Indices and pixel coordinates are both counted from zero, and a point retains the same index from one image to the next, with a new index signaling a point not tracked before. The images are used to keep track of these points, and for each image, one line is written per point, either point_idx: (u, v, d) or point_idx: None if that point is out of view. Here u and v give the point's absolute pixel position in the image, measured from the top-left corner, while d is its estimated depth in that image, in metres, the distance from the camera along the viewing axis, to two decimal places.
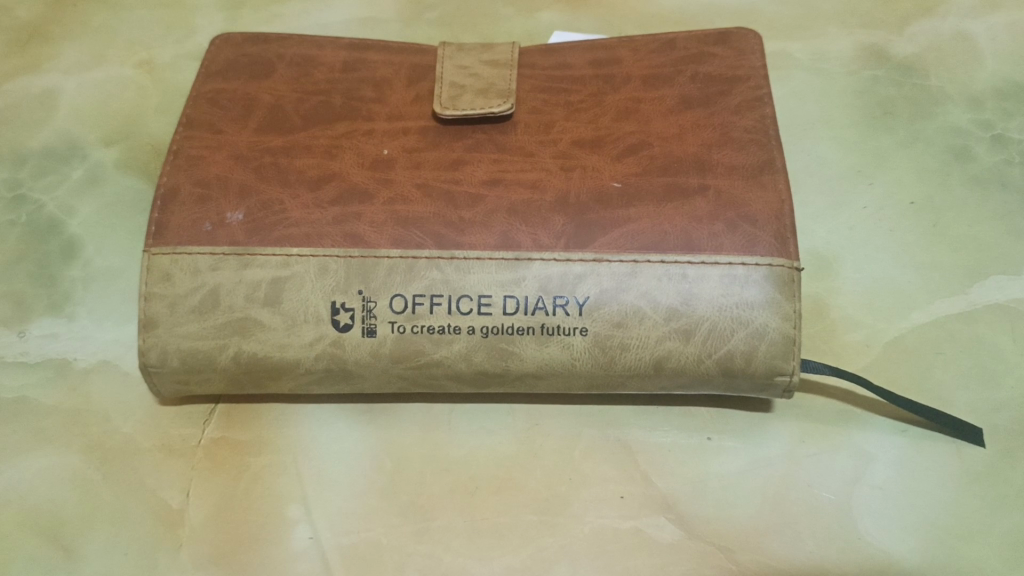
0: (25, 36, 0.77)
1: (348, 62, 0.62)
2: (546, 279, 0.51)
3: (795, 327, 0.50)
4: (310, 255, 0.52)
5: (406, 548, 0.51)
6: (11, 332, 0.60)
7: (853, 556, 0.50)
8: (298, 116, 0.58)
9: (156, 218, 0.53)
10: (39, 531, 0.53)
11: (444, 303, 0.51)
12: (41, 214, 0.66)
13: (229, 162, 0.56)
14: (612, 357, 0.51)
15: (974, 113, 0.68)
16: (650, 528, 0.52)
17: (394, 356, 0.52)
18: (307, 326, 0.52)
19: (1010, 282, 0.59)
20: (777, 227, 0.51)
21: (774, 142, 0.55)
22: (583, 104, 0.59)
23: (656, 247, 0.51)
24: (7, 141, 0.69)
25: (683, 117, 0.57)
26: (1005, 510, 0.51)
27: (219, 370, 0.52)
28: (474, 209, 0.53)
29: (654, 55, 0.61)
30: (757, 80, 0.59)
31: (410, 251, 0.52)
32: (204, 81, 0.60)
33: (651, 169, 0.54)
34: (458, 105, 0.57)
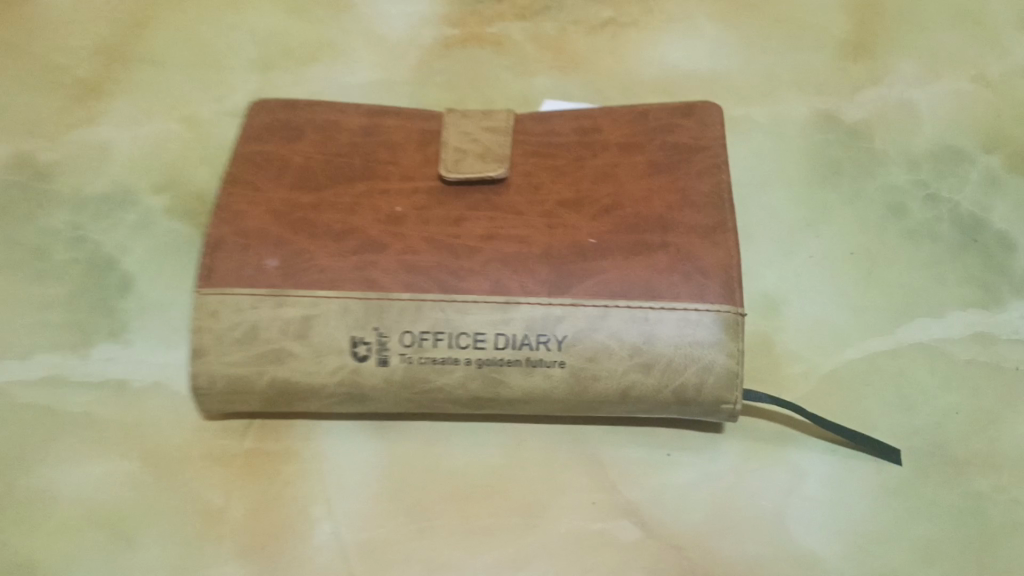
0: (81, 91, 0.86)
1: (367, 127, 0.73)
2: (531, 320, 0.61)
3: (738, 363, 0.60)
4: (334, 296, 0.62)
5: (412, 543, 0.62)
6: (77, 355, 0.71)
7: (785, 556, 0.60)
8: (324, 176, 0.69)
9: (206, 264, 0.64)
10: (105, 527, 0.63)
11: (445, 338, 0.61)
12: (100, 254, 0.76)
13: (266, 216, 0.66)
14: (585, 386, 0.61)
15: (911, 173, 0.78)
16: (617, 529, 0.62)
17: (403, 382, 0.62)
18: (331, 356, 0.62)
19: (932, 323, 0.69)
20: (725, 278, 0.62)
21: (727, 204, 0.66)
22: (567, 168, 0.69)
23: (624, 294, 0.61)
24: (68, 187, 0.79)
25: (651, 181, 0.67)
26: (915, 519, 0.61)
27: (258, 392, 0.63)
28: (472, 260, 0.63)
29: (629, 124, 0.72)
30: (715, 150, 0.69)
31: (418, 295, 0.62)
32: (244, 143, 0.70)
33: (621, 227, 0.64)
34: (461, 169, 0.67)
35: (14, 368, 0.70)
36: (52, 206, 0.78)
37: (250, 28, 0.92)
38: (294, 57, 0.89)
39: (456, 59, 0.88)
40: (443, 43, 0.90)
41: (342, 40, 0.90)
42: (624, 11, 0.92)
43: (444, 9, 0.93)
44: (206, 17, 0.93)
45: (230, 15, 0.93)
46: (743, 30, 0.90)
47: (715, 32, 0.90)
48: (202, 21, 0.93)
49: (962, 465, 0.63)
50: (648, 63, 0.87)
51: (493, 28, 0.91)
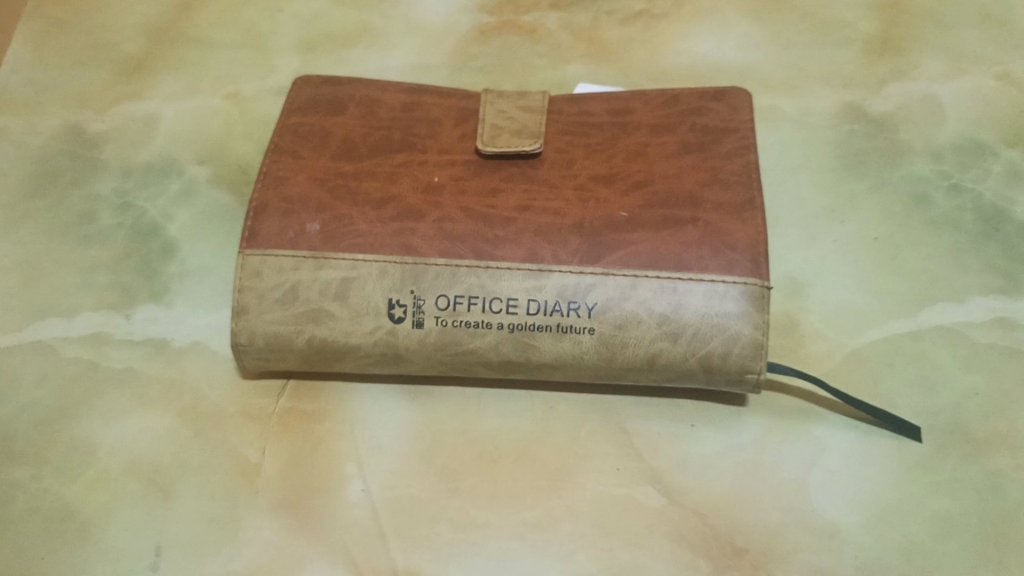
0: (129, 67, 0.90)
1: (406, 104, 0.75)
2: (563, 287, 0.63)
3: (763, 334, 0.62)
4: (373, 260, 0.64)
5: (441, 501, 0.63)
6: (120, 315, 0.73)
7: (804, 525, 0.62)
8: (365, 147, 0.71)
9: (250, 226, 0.66)
10: (143, 476, 0.65)
11: (479, 303, 0.63)
12: (145, 219, 0.79)
13: (308, 183, 0.68)
14: (613, 353, 0.63)
15: (935, 165, 0.80)
16: (640, 495, 0.64)
17: (437, 344, 0.64)
18: (367, 317, 0.64)
19: (954, 307, 0.71)
20: (753, 253, 0.63)
21: (756, 184, 0.67)
22: (600, 146, 0.71)
23: (653, 265, 0.63)
24: (116, 157, 0.83)
25: (682, 161, 0.69)
26: (934, 494, 0.63)
27: (296, 350, 0.65)
28: (507, 229, 0.65)
29: (661, 107, 0.74)
30: (745, 132, 0.71)
31: (453, 260, 0.64)
32: (288, 115, 0.73)
33: (652, 202, 0.66)
34: (497, 144, 0.69)
35: (60, 326, 0.72)
36: (101, 175, 0.82)
37: (293, 11, 0.95)
38: (335, 41, 0.92)
39: (492, 46, 0.91)
40: (479, 30, 0.92)
41: (382, 26, 0.93)
42: (656, 4, 0.95)
43: None
44: (250, 0, 0.96)
45: None
46: (772, 25, 0.92)
47: (745, 26, 0.92)
48: (246, 4, 0.96)
49: (981, 443, 0.65)
50: (678, 54, 0.90)
51: (528, 17, 0.94)
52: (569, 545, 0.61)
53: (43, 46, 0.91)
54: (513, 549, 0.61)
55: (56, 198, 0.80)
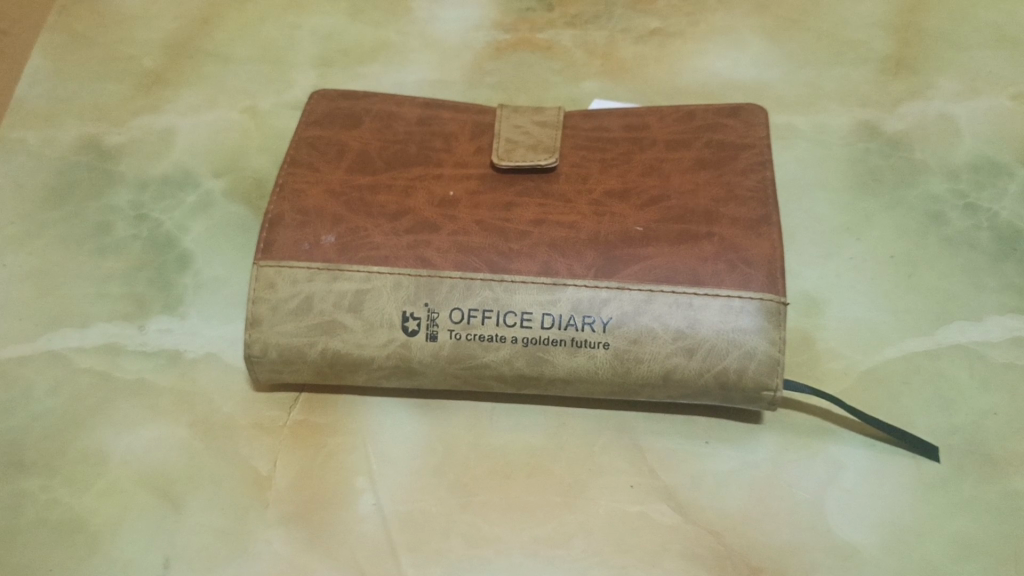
0: (146, 80, 0.90)
1: (422, 118, 0.75)
2: (578, 301, 0.63)
3: (780, 351, 0.62)
4: (388, 272, 0.64)
5: (452, 516, 0.63)
6: (134, 326, 0.73)
7: (821, 544, 0.61)
8: (380, 161, 0.71)
9: (265, 237, 0.66)
10: (154, 487, 0.65)
11: (493, 316, 0.63)
12: (160, 231, 0.79)
13: (324, 195, 0.68)
14: (628, 367, 0.63)
15: (951, 184, 0.79)
16: (654, 512, 0.63)
17: (450, 357, 0.64)
18: (381, 330, 0.64)
19: (971, 326, 0.70)
20: (769, 268, 0.63)
21: (771, 200, 0.67)
22: (615, 162, 0.71)
23: (669, 280, 0.63)
24: (133, 169, 0.83)
25: (698, 176, 0.69)
26: (952, 515, 0.62)
27: (309, 362, 0.65)
28: (521, 242, 0.65)
29: (676, 123, 0.74)
30: (761, 148, 0.71)
31: (468, 273, 0.64)
32: (305, 129, 0.73)
33: (668, 217, 0.66)
34: (513, 157, 0.69)
35: (73, 336, 0.72)
36: (117, 187, 0.82)
37: (310, 27, 0.96)
38: (352, 56, 0.93)
39: (507, 63, 0.91)
40: (495, 47, 0.93)
41: (398, 43, 0.94)
42: (671, 22, 0.95)
43: (496, 15, 0.96)
44: (268, 16, 0.97)
45: (290, 13, 0.97)
46: (787, 45, 0.92)
47: (760, 44, 0.92)
48: (264, 19, 0.97)
49: (1000, 463, 0.64)
50: (693, 72, 0.90)
51: (543, 34, 0.94)
52: (581, 562, 0.61)
53: (62, 60, 0.92)
54: (525, 564, 0.60)
55: (72, 209, 0.80)
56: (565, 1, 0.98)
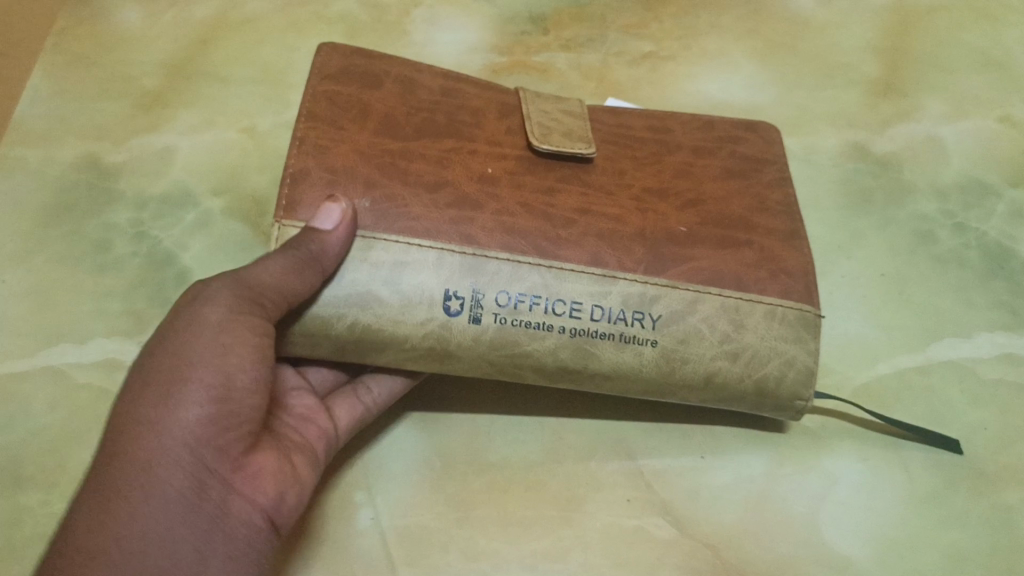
0: (146, 100, 0.91)
1: (447, 90, 0.69)
2: (628, 296, 0.60)
3: (817, 365, 0.63)
4: (429, 247, 0.58)
5: (450, 531, 0.63)
6: (132, 342, 0.73)
7: (816, 557, 0.62)
8: (410, 126, 0.64)
9: (287, 195, 0.58)
10: None
11: (542, 303, 0.59)
12: (159, 248, 0.80)
13: (352, 155, 0.60)
14: (673, 368, 0.61)
15: (939, 204, 0.81)
16: (650, 526, 0.63)
17: (492, 342, 0.60)
18: (420, 307, 0.58)
19: (961, 342, 0.72)
20: (808, 281, 0.64)
21: (800, 217, 0.69)
22: (647, 159, 0.70)
23: (716, 282, 0.62)
24: (133, 187, 0.84)
25: (729, 184, 0.69)
26: (946, 526, 0.63)
27: (334, 338, 0.58)
28: (569, 229, 0.61)
29: (699, 131, 0.74)
30: (783, 164, 0.73)
31: (515, 256, 0.59)
32: (321, 82, 0.65)
33: (709, 220, 0.65)
34: (550, 142, 0.65)
35: (72, 352, 0.73)
36: (117, 205, 0.83)
37: (309, 50, 0.97)
38: None
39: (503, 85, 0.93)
40: (491, 69, 0.94)
41: None
42: (664, 45, 0.97)
43: (492, 38, 0.98)
44: (267, 36, 0.98)
45: (289, 35, 0.98)
46: (778, 68, 0.94)
47: (751, 68, 0.94)
48: (263, 40, 0.98)
49: (992, 477, 0.65)
50: (685, 95, 0.92)
51: (539, 57, 0.96)
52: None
53: (62, 79, 0.93)
54: None
55: (72, 226, 0.81)
56: (559, 25, 0.99)
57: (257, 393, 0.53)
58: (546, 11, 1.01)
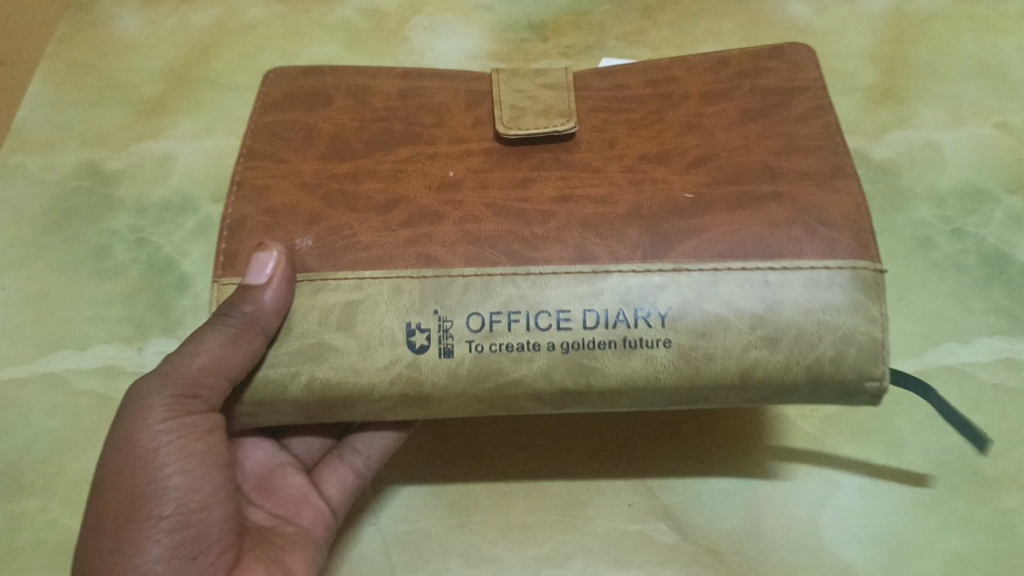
0: (146, 108, 0.91)
1: (402, 92, 0.67)
2: (625, 292, 0.54)
3: (882, 331, 0.53)
4: (383, 276, 0.55)
5: (451, 537, 0.63)
6: (132, 348, 0.73)
7: (817, 563, 0.62)
8: (360, 145, 0.63)
9: (225, 249, 0.57)
10: None
11: (521, 318, 0.54)
12: (159, 254, 0.80)
13: (295, 190, 0.59)
14: (696, 367, 0.54)
15: (937, 210, 0.81)
16: (652, 531, 0.63)
17: (472, 375, 0.54)
18: (381, 349, 0.54)
19: (961, 347, 0.72)
20: (855, 231, 0.55)
21: (840, 148, 0.60)
22: (643, 122, 0.64)
23: (735, 254, 0.54)
24: (133, 194, 0.84)
25: (748, 129, 0.61)
26: (947, 532, 0.63)
27: (291, 398, 0.54)
28: (545, 225, 0.56)
29: (710, 73, 0.67)
30: (816, 91, 0.63)
31: (485, 269, 0.55)
32: (263, 114, 0.64)
33: (721, 180, 0.58)
34: (521, 126, 0.62)
35: (73, 358, 0.73)
36: (117, 211, 0.83)
37: (308, 56, 0.97)
38: None
39: None
40: None
41: None
42: (662, 53, 0.97)
43: (492, 46, 0.98)
44: (267, 43, 0.98)
45: (289, 42, 0.98)
46: None
47: None
48: (263, 47, 0.98)
49: (993, 482, 0.65)
50: None
51: (538, 65, 0.96)
52: None
53: (62, 87, 0.93)
54: None
55: (73, 233, 0.81)
56: (559, 33, 1.00)
57: (214, 505, 0.54)
58: (545, 19, 1.01)
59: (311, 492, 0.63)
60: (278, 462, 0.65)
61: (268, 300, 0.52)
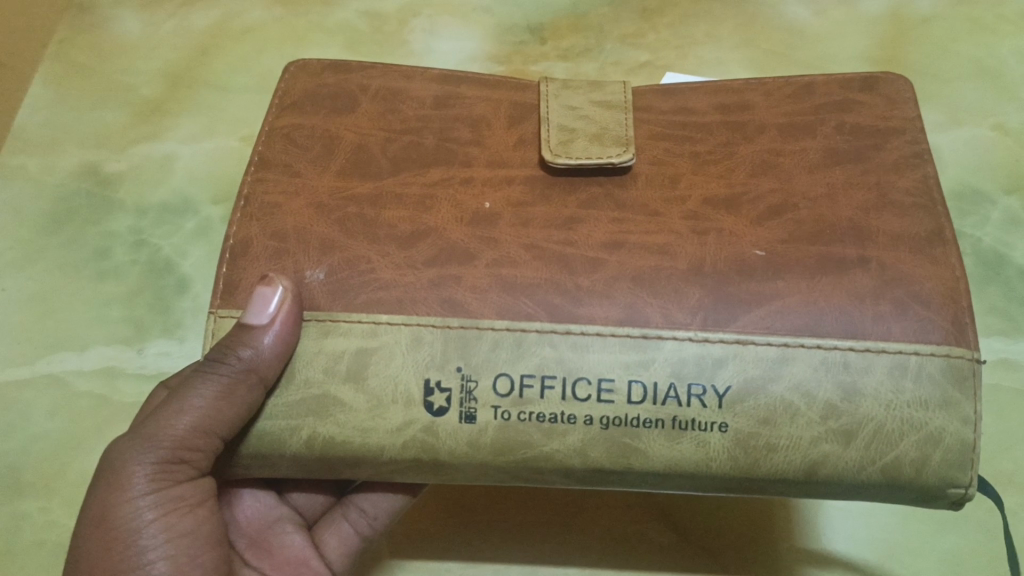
0: (147, 110, 0.91)
1: (438, 99, 0.64)
2: (679, 364, 0.50)
3: (975, 434, 0.50)
4: (401, 323, 0.51)
5: (455, 537, 0.66)
6: (132, 349, 0.74)
7: (816, 557, 0.64)
8: (385, 162, 0.59)
9: (224, 276, 0.53)
10: None
11: (557, 385, 0.50)
12: (159, 256, 0.80)
13: (308, 212, 0.56)
14: (755, 459, 0.50)
15: None
16: (651, 530, 0.65)
17: (495, 447, 0.51)
18: (394, 410, 0.51)
19: None
20: (953, 308, 0.51)
21: (940, 206, 0.56)
22: (713, 155, 0.60)
23: (811, 329, 0.50)
24: (133, 195, 0.84)
25: (831, 173, 0.58)
26: (942, 533, 0.65)
27: (290, 455, 0.51)
28: (592, 276, 0.53)
29: (788, 102, 0.63)
30: (912, 134, 0.60)
31: (518, 323, 0.51)
32: (280, 116, 0.61)
33: (800, 234, 0.54)
34: (570, 153, 0.58)
35: (72, 359, 0.73)
36: (117, 213, 0.83)
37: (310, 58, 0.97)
38: None
39: None
40: None
41: None
42: (662, 55, 0.98)
43: (491, 48, 0.99)
44: (268, 46, 0.98)
45: (290, 44, 0.98)
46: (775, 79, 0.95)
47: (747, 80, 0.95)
48: (265, 50, 0.98)
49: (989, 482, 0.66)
50: None
51: (537, 66, 0.97)
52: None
53: (62, 89, 0.93)
54: None
55: (72, 234, 0.81)
56: (558, 34, 1.00)
57: None
58: (545, 20, 1.01)
59: (310, 554, 0.63)
60: (275, 518, 0.63)
61: (267, 343, 0.49)
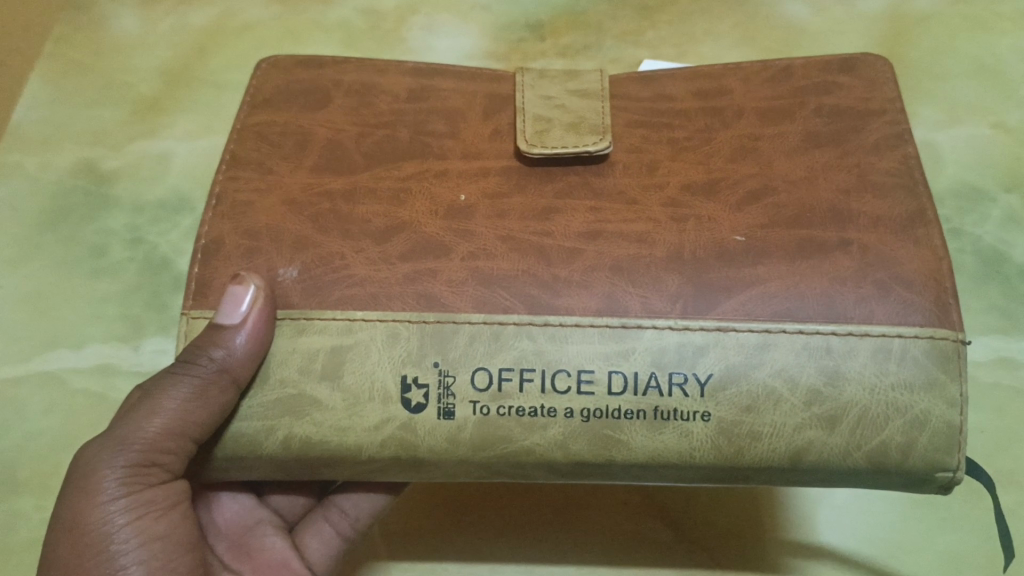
0: (144, 107, 0.91)
1: (412, 91, 0.63)
2: (659, 354, 0.50)
3: (962, 415, 0.49)
4: (377, 319, 0.51)
5: (449, 535, 0.65)
6: (129, 346, 0.73)
7: (811, 556, 0.64)
8: (359, 155, 0.59)
9: (197, 274, 0.53)
10: None
11: (536, 378, 0.50)
12: (156, 253, 0.80)
13: (280, 208, 0.55)
14: (740, 447, 0.50)
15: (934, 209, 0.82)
16: (646, 528, 0.65)
17: (475, 442, 0.51)
18: (371, 407, 0.50)
19: None
20: (937, 290, 0.51)
21: (922, 186, 0.56)
22: (692, 141, 0.60)
23: (793, 314, 0.50)
24: (129, 192, 0.84)
25: (811, 157, 0.58)
26: (942, 531, 0.64)
27: (267, 457, 0.51)
28: (569, 266, 0.53)
29: (765, 86, 0.63)
30: (893, 114, 0.60)
31: (496, 316, 0.51)
32: (251, 113, 0.61)
33: (778, 220, 0.54)
34: (545, 143, 0.58)
35: (69, 357, 0.73)
36: (113, 210, 0.83)
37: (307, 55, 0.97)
38: None
39: None
40: None
41: None
42: (660, 53, 0.98)
43: (490, 46, 0.98)
44: (264, 43, 0.98)
45: (287, 42, 0.98)
46: None
47: None
48: (262, 47, 0.97)
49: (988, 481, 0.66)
50: None
51: (535, 64, 0.96)
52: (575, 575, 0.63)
53: (58, 86, 0.93)
54: None
55: (68, 231, 0.81)
56: (556, 31, 1.00)
57: None
58: (543, 18, 1.01)
59: (292, 556, 0.63)
60: (256, 520, 0.63)
61: (238, 343, 0.49)
